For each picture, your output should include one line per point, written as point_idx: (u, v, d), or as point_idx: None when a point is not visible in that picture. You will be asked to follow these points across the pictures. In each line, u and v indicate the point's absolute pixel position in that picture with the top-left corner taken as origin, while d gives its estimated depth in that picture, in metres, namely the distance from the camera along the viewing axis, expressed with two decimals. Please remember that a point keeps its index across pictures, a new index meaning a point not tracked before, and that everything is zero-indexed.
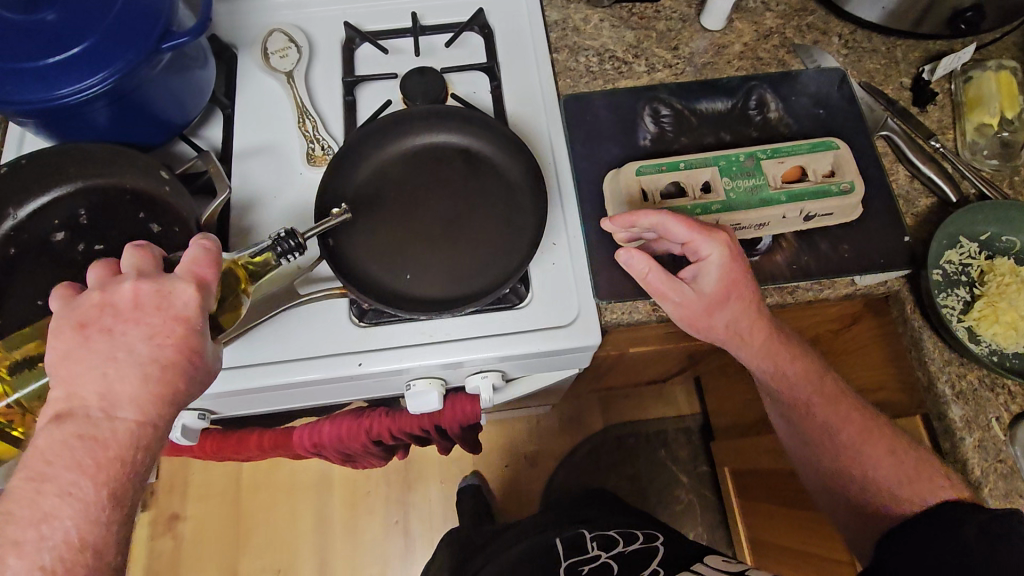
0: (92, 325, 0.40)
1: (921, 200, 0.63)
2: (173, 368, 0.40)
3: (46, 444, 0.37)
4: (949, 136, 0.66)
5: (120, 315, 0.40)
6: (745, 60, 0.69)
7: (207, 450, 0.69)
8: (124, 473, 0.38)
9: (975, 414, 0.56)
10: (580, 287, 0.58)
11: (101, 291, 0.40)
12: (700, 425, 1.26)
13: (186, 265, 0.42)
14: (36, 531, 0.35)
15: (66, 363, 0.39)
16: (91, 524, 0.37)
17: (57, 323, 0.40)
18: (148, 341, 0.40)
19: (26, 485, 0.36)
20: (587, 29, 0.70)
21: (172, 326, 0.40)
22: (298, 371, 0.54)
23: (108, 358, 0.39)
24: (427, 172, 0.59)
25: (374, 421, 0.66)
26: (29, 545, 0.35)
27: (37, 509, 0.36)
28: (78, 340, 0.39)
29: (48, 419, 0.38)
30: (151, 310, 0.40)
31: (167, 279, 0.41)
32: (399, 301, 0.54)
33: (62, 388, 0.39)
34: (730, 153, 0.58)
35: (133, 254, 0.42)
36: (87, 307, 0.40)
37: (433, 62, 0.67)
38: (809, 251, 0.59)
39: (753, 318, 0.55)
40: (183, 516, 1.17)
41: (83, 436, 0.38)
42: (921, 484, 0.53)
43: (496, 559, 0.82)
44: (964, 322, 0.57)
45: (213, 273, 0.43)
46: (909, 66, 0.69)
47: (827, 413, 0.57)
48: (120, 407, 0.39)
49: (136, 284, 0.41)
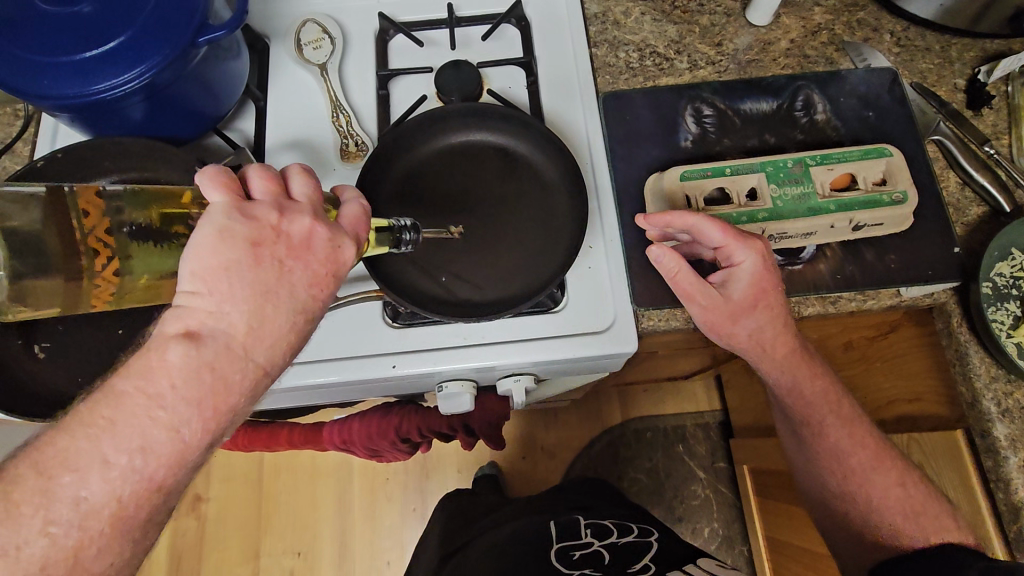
0: (266, 248, 0.37)
1: (971, 209, 0.60)
2: (311, 322, 0.39)
3: (175, 361, 0.33)
4: (1004, 141, 0.63)
5: (292, 249, 0.38)
6: (791, 58, 0.66)
7: (240, 444, 0.70)
8: (227, 423, 0.35)
9: (1021, 433, 0.54)
10: (616, 291, 0.56)
11: (279, 215, 0.38)
12: (719, 422, 1.25)
13: (352, 221, 0.41)
14: (128, 459, 0.31)
15: (228, 274, 0.35)
16: (174, 467, 0.33)
17: (224, 224, 0.36)
18: (308, 288, 0.38)
19: (138, 399, 0.32)
20: (627, 23, 0.67)
21: (331, 283, 0.40)
22: (331, 372, 0.54)
23: (269, 292, 0.37)
24: (460, 170, 0.58)
25: (403, 420, 0.66)
26: (116, 469, 0.31)
27: (138, 434, 0.32)
28: (247, 256, 0.36)
29: (175, 332, 0.34)
30: (320, 258, 0.39)
31: (341, 231, 0.40)
32: (428, 302, 0.54)
33: (211, 301, 0.35)
34: (777, 159, 0.56)
35: (304, 183, 0.41)
36: (262, 224, 0.37)
37: (469, 55, 0.65)
38: (854, 261, 0.57)
39: (779, 330, 0.53)
40: (207, 498, 1.19)
41: (215, 370, 0.34)
42: (928, 521, 0.54)
43: (487, 533, 0.80)
44: (1013, 337, 0.54)
45: (366, 236, 0.43)
46: (964, 66, 0.66)
47: (857, 431, 0.57)
48: (257, 349, 0.36)
49: (316, 225, 0.39)
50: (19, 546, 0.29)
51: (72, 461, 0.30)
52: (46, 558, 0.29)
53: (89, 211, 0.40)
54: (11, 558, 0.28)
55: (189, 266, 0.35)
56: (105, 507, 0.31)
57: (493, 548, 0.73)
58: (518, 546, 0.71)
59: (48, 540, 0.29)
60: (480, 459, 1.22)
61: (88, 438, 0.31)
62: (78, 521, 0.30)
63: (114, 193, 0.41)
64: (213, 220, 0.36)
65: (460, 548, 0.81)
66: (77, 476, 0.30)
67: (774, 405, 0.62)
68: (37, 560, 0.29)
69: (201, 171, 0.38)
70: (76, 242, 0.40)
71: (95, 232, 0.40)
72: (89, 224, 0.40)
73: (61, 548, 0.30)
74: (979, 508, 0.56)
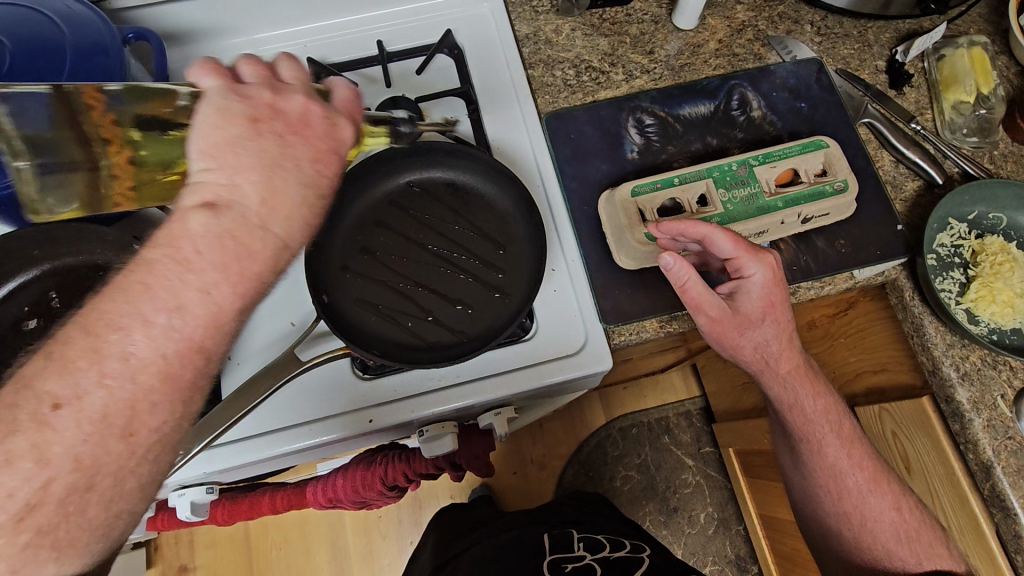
0: (265, 123, 0.38)
1: (908, 183, 0.63)
2: (323, 201, 0.39)
3: (198, 229, 0.33)
4: (927, 116, 0.66)
5: (290, 125, 0.38)
6: (722, 57, 0.68)
7: (219, 519, 0.68)
8: (256, 292, 0.35)
9: (981, 394, 0.56)
10: (585, 312, 0.56)
11: (272, 94, 0.39)
12: (700, 408, 1.27)
13: (345, 103, 0.43)
14: (167, 317, 0.31)
15: (233, 148, 0.36)
16: (213, 329, 0.33)
17: (222, 105, 0.37)
18: (312, 162, 0.39)
19: (168, 264, 0.32)
20: (559, 40, 0.68)
21: (333, 159, 0.40)
22: (308, 436, 0.53)
23: (276, 163, 0.37)
24: (414, 211, 0.57)
25: (386, 470, 0.63)
26: (158, 326, 0.31)
27: (172, 294, 0.31)
28: (247, 130, 0.37)
29: (192, 204, 0.34)
30: (318, 134, 0.40)
31: (334, 110, 0.41)
32: (401, 351, 0.52)
33: (223, 174, 0.35)
34: (722, 163, 0.58)
35: (292, 69, 0.42)
36: (257, 103, 0.38)
37: (405, 89, 0.65)
38: (807, 251, 0.59)
39: (783, 344, 0.54)
40: (192, 567, 1.14)
41: (236, 238, 0.34)
42: (920, 547, 0.55)
43: (479, 546, 0.79)
44: (962, 303, 0.57)
45: (361, 119, 0.44)
46: (882, 49, 0.69)
47: (850, 452, 0.58)
48: (273, 220, 0.36)
49: (309, 103, 0.40)
50: (81, 396, 0.28)
51: (116, 321, 0.30)
52: (106, 407, 0.29)
53: (93, 106, 0.39)
54: (75, 407, 0.28)
55: (196, 145, 0.36)
56: (153, 362, 0.30)
57: (487, 559, 0.72)
58: (508, 556, 0.71)
59: (105, 391, 0.29)
60: (472, 483, 1.21)
61: (127, 299, 0.31)
62: (130, 374, 0.30)
63: (116, 91, 0.40)
64: (211, 101, 0.37)
65: (452, 560, 0.79)
66: (124, 333, 0.30)
67: (772, 415, 0.62)
68: (99, 409, 0.29)
69: (192, 67, 0.40)
70: (83, 130, 0.38)
71: (100, 122, 0.39)
72: (95, 116, 0.39)
73: (118, 398, 0.29)
74: (958, 480, 0.58)
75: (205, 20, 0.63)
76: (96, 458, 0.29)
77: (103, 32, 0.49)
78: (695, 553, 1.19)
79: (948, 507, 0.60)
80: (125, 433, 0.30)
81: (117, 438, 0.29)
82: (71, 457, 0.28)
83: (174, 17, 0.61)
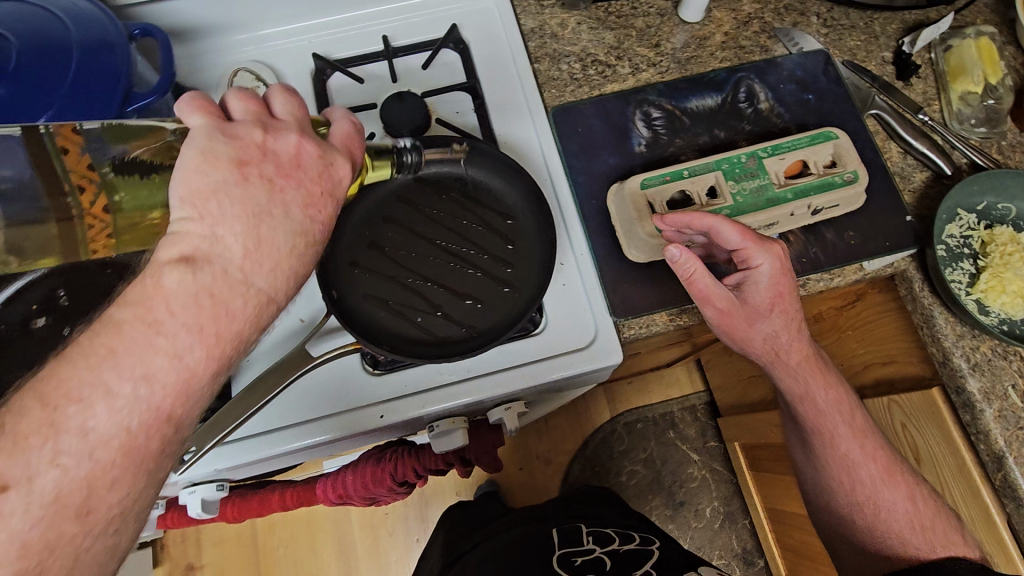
0: (254, 166, 0.35)
1: (916, 175, 0.63)
2: (315, 247, 0.37)
3: (173, 288, 0.31)
4: (935, 108, 0.66)
5: (281, 169, 0.35)
6: (728, 50, 0.68)
7: (228, 517, 0.67)
8: (233, 353, 0.33)
9: (992, 385, 0.55)
10: (595, 306, 0.56)
11: (264, 132, 0.36)
12: (705, 403, 1.27)
13: (345, 140, 0.39)
14: (133, 387, 0.29)
15: (217, 198, 0.33)
16: (182, 398, 0.30)
17: (206, 147, 0.34)
18: (304, 208, 0.36)
19: (138, 328, 0.29)
20: (565, 34, 0.68)
21: (327, 203, 0.37)
22: (318, 432, 0.53)
23: (262, 212, 0.34)
24: (422, 206, 0.57)
25: (397, 465, 0.63)
26: (122, 397, 0.28)
27: (140, 362, 0.29)
28: (234, 176, 0.34)
29: (168, 259, 0.32)
30: (312, 176, 0.36)
31: (331, 149, 0.38)
32: (413, 347, 0.52)
33: (204, 225, 0.33)
34: (730, 155, 0.58)
35: (286, 101, 0.39)
36: (245, 145, 0.35)
37: (412, 85, 0.64)
38: (816, 243, 0.59)
39: (793, 335, 0.54)
40: (199, 565, 1.14)
41: (214, 296, 0.32)
42: (935, 536, 0.55)
43: (487, 542, 0.78)
44: (972, 294, 0.57)
45: (360, 157, 0.41)
46: (889, 40, 0.69)
47: (862, 444, 0.58)
48: (257, 274, 0.33)
49: (302, 142, 0.37)
50: (31, 477, 0.26)
51: (75, 391, 0.28)
52: (58, 489, 0.27)
53: (68, 150, 0.39)
54: (24, 489, 0.26)
55: (177, 192, 0.33)
56: (115, 438, 0.28)
57: (496, 555, 0.72)
58: (517, 551, 0.71)
59: (59, 470, 0.27)
60: (478, 479, 1.20)
61: (89, 366, 0.28)
62: (87, 451, 0.27)
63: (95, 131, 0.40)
64: (195, 142, 0.34)
65: (461, 555, 0.79)
66: (82, 406, 0.28)
67: (783, 408, 0.63)
68: (51, 491, 0.26)
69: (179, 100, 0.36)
70: (57, 180, 0.38)
71: (76, 169, 0.39)
72: (71, 160, 0.39)
73: (73, 478, 0.27)
74: (968, 467, 0.58)
75: (210, 17, 0.63)
76: (47, 543, 0.26)
77: (106, 28, 0.49)
78: (702, 547, 1.19)
79: (959, 496, 0.61)
80: (81, 513, 0.27)
81: (71, 519, 0.27)
82: (17, 543, 0.25)
83: (178, 14, 0.61)
